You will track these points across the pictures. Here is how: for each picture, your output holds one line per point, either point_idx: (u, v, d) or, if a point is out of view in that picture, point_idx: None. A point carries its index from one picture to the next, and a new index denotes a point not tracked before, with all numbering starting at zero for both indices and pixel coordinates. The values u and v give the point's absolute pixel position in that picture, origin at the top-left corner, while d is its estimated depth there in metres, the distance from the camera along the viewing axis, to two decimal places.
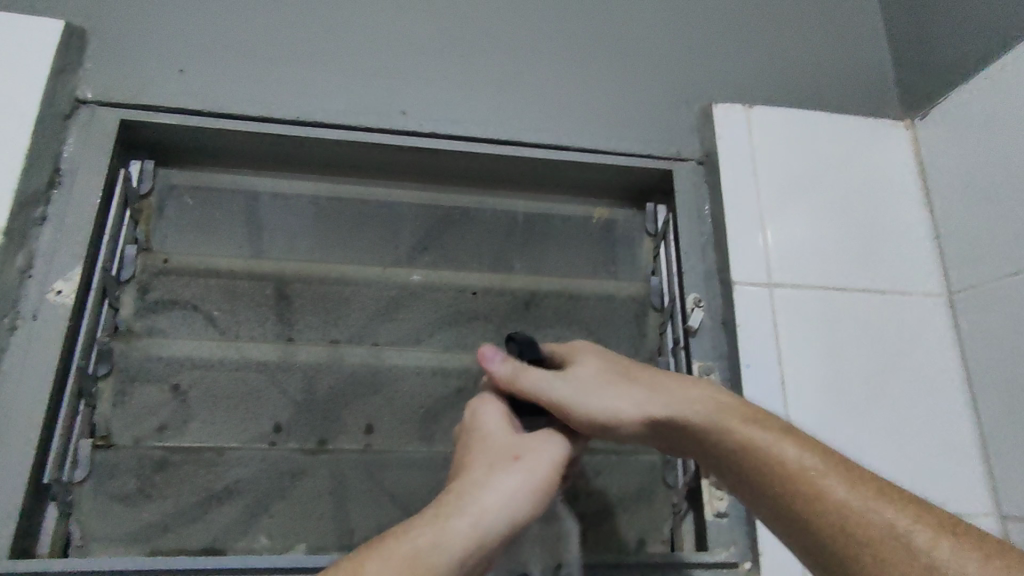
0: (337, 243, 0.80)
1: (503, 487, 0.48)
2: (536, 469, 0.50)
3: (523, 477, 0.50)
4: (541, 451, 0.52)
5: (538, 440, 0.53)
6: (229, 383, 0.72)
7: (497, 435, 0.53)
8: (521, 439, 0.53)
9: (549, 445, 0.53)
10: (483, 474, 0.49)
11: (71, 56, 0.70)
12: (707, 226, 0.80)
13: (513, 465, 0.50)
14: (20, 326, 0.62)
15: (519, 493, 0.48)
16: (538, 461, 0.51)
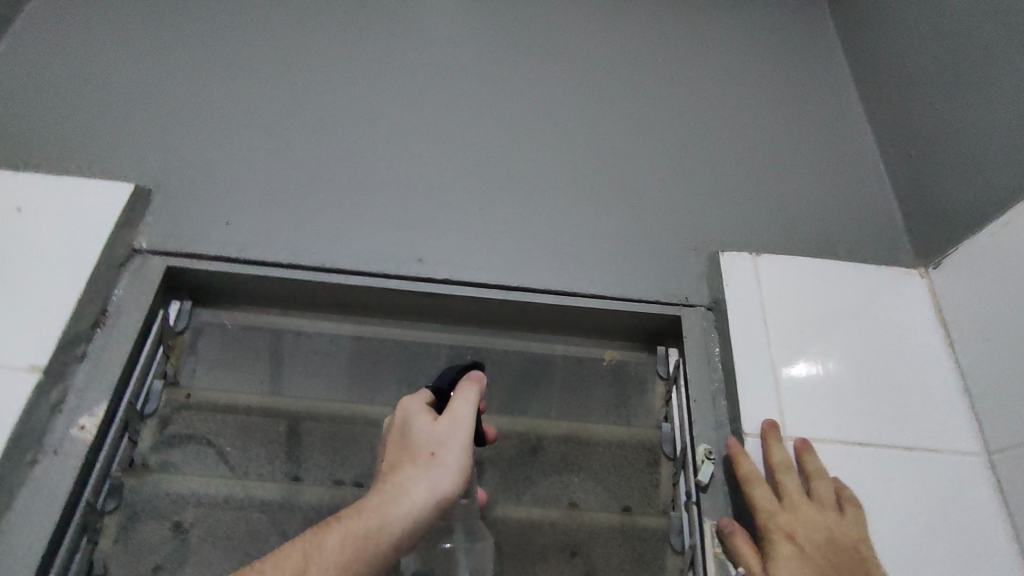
0: (353, 384, 0.83)
1: (429, 480, 0.58)
2: (451, 457, 0.60)
3: (443, 468, 0.59)
4: (451, 439, 0.61)
5: (446, 427, 0.61)
6: (231, 522, 0.72)
7: (418, 425, 0.62)
8: (436, 429, 0.61)
9: (457, 431, 0.61)
10: (405, 465, 0.59)
11: (134, 213, 0.79)
12: (717, 373, 0.79)
13: (433, 459, 0.59)
14: (41, 460, 0.65)
15: (445, 480, 0.59)
16: (450, 450, 0.60)
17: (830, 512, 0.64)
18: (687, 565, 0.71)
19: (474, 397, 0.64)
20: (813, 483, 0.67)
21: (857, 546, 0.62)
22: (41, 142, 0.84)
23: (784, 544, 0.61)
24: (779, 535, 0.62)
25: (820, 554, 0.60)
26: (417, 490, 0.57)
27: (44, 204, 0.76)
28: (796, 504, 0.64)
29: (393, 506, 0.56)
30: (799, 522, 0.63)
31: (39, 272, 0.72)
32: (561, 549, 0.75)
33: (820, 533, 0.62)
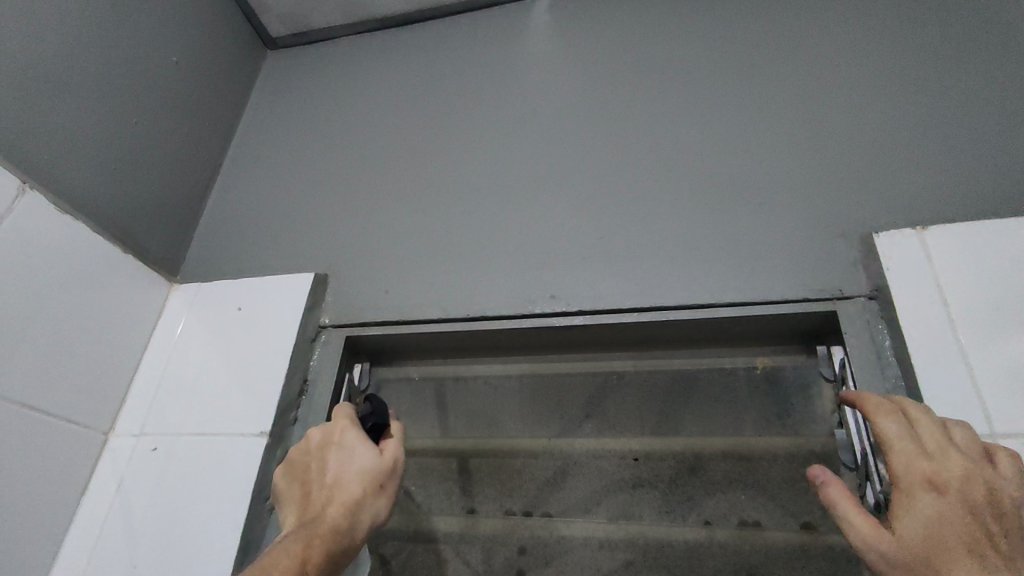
0: (524, 420, 0.99)
1: (374, 508, 0.63)
2: (390, 490, 0.66)
3: (384, 498, 0.65)
4: (394, 474, 0.66)
5: (390, 463, 0.67)
6: (427, 553, 0.99)
7: (365, 455, 0.66)
8: (382, 462, 0.66)
9: (395, 467, 0.67)
10: (360, 491, 0.63)
11: (317, 296, 0.96)
12: (892, 369, 0.70)
13: (378, 489, 0.64)
14: (277, 507, 0.81)
15: (384, 510, 0.64)
16: (392, 483, 0.66)
17: (978, 466, 0.52)
18: None
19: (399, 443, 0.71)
20: (957, 427, 0.55)
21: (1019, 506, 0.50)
22: (249, 252, 1.06)
23: (919, 497, 0.51)
24: (915, 487, 0.52)
25: (963, 514, 0.49)
26: (368, 516, 0.62)
27: (256, 301, 0.96)
28: (943, 451, 0.53)
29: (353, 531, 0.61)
30: (942, 471, 0.52)
31: (258, 355, 0.90)
32: (717, 556, 0.88)
33: (970, 488, 0.50)
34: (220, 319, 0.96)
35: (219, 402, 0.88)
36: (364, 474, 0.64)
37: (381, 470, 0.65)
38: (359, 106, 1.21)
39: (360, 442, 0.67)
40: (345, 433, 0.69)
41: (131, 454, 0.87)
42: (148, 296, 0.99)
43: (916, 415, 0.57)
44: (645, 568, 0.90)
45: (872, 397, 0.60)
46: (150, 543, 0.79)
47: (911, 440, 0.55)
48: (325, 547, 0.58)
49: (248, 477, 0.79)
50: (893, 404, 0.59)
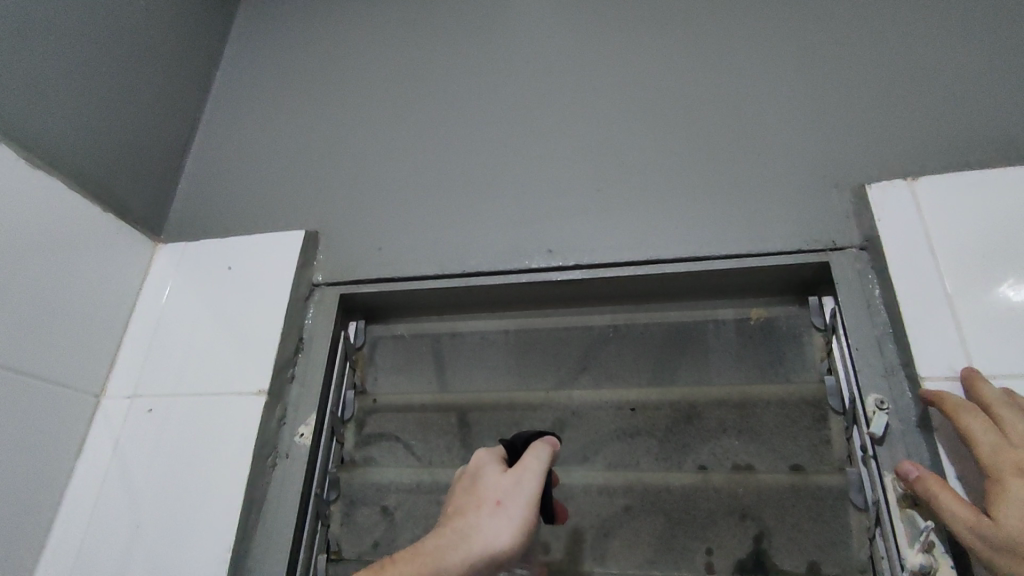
0: (519, 370, 0.89)
1: (488, 531, 0.58)
2: (514, 510, 0.59)
3: (504, 521, 0.59)
4: (516, 493, 0.60)
5: (514, 480, 0.61)
6: (425, 503, 0.84)
7: (489, 477, 0.63)
8: (503, 482, 0.62)
9: (523, 486, 0.61)
10: (467, 513, 0.60)
11: (308, 254, 0.94)
12: (881, 316, 0.72)
13: (494, 510, 0.60)
14: (279, 463, 0.81)
15: (503, 534, 0.58)
16: (514, 502, 0.60)
17: None
18: (874, 523, 0.68)
19: (549, 457, 0.64)
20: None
21: None
22: (235, 210, 1.03)
23: (1011, 482, 0.53)
24: (1005, 473, 0.54)
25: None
26: (478, 542, 0.57)
27: (246, 260, 0.94)
28: None
29: (451, 553, 0.57)
30: None
31: (252, 315, 0.89)
32: (728, 513, 0.75)
33: None
34: (210, 279, 0.94)
35: (214, 362, 0.87)
36: (477, 497, 0.61)
37: (494, 492, 0.61)
38: (344, 57, 1.16)
39: (487, 467, 0.65)
40: (482, 461, 0.67)
41: (125, 415, 0.87)
42: (132, 255, 0.96)
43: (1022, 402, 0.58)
44: (644, 513, 0.78)
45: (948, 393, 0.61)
46: (152, 503, 0.79)
47: (999, 431, 0.56)
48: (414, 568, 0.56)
49: (248, 435, 0.80)
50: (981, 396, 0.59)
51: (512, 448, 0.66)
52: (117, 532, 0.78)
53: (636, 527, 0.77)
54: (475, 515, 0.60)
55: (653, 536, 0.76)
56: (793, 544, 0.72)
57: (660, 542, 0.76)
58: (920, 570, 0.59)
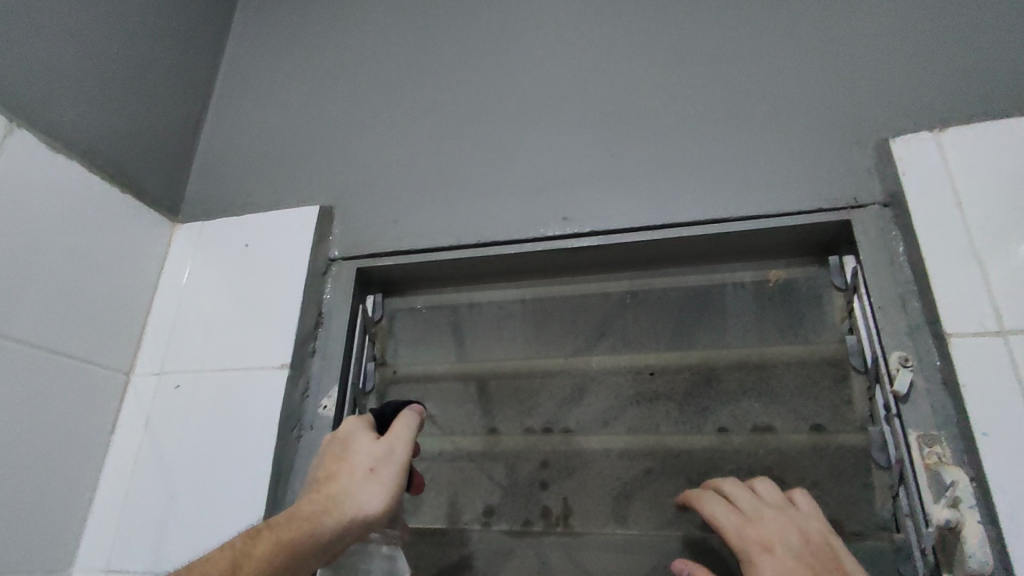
0: (537, 339, 0.90)
1: (362, 495, 0.62)
2: (387, 476, 0.64)
3: (378, 484, 0.63)
4: (389, 459, 0.65)
5: (386, 448, 0.66)
6: (449, 470, 0.86)
7: (359, 444, 0.66)
8: (375, 448, 0.65)
9: (396, 452, 0.66)
10: (342, 478, 0.63)
11: (324, 229, 0.94)
12: (905, 273, 0.70)
13: (368, 476, 0.63)
14: (304, 434, 0.82)
15: (376, 497, 0.62)
16: (387, 468, 0.64)
17: (784, 521, 0.61)
18: (897, 482, 0.66)
19: (416, 426, 0.70)
20: (798, 495, 0.64)
21: (829, 544, 0.58)
22: (249, 188, 1.04)
23: (757, 558, 0.58)
24: (749, 549, 0.59)
25: (796, 565, 0.57)
26: (354, 505, 0.61)
27: (263, 237, 0.95)
28: (758, 513, 0.62)
29: (329, 517, 0.59)
30: (762, 531, 0.60)
31: (271, 291, 0.90)
32: (748, 473, 0.76)
33: (782, 538, 0.59)
34: (228, 257, 0.95)
35: (237, 338, 0.88)
36: (352, 462, 0.64)
37: (371, 457, 0.65)
38: (351, 29, 1.15)
39: (358, 434, 0.67)
40: (349, 427, 0.69)
41: (154, 392, 0.89)
42: (152, 236, 0.98)
43: (728, 490, 0.67)
44: (664, 475, 0.78)
45: (727, 479, 0.68)
46: (184, 475, 0.81)
47: (739, 512, 0.63)
48: (290, 532, 0.57)
49: (273, 408, 0.81)
50: (731, 488, 0.67)
51: (380, 418, 0.70)
52: (152, 504, 0.81)
53: (656, 489, 0.78)
54: (353, 479, 0.63)
55: (673, 497, 0.77)
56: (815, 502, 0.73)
57: (681, 503, 0.77)
58: (947, 525, 0.57)
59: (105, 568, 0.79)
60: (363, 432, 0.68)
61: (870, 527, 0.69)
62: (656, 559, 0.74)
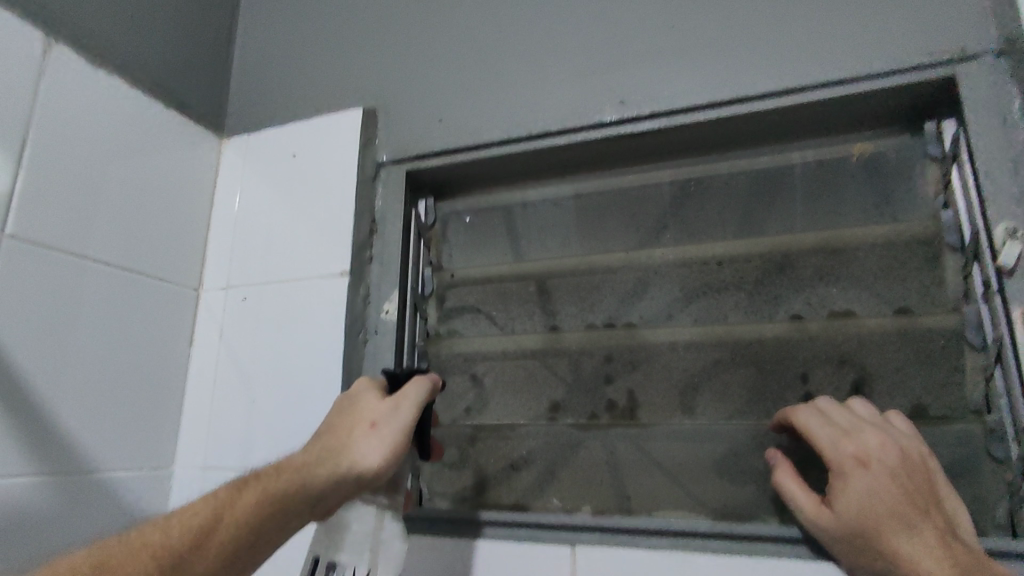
0: (596, 235, 0.86)
1: (358, 451, 0.58)
2: (388, 434, 0.59)
3: (377, 442, 0.59)
4: (391, 418, 0.60)
5: (391, 407, 0.61)
6: (512, 369, 0.86)
7: (366, 402, 0.63)
8: (379, 407, 0.62)
9: (400, 413, 0.61)
10: (341, 433, 0.60)
11: (369, 133, 0.91)
12: (1020, 133, 0.62)
13: (368, 432, 0.60)
14: (368, 340, 0.83)
15: (372, 454, 0.58)
16: (389, 426, 0.60)
17: (886, 436, 0.57)
18: (994, 360, 0.63)
19: (428, 391, 0.64)
20: (893, 415, 0.62)
21: (926, 466, 0.57)
22: (291, 96, 1.00)
23: (852, 474, 0.55)
24: (846, 464, 0.56)
25: (895, 484, 0.54)
26: (347, 461, 0.57)
27: (309, 145, 0.93)
28: (857, 427, 0.59)
29: (319, 470, 0.56)
30: (864, 447, 0.56)
31: (323, 200, 0.89)
32: (828, 361, 0.72)
33: (887, 456, 0.56)
34: (278, 168, 0.94)
35: (295, 249, 0.89)
36: (354, 420, 0.61)
37: (373, 415, 0.61)
38: None
39: (366, 393, 0.64)
40: (362, 387, 0.66)
41: (224, 304, 0.92)
42: (202, 151, 0.97)
43: (823, 407, 0.63)
44: (735, 365, 0.76)
45: (822, 398, 0.64)
46: (262, 380, 0.85)
47: (833, 427, 0.60)
48: (277, 481, 0.55)
49: (338, 314, 0.83)
50: (829, 407, 0.62)
51: (392, 378, 0.66)
52: (237, 407, 0.86)
53: (727, 379, 0.76)
54: (351, 436, 0.60)
55: (745, 387, 0.75)
56: (900, 387, 0.69)
57: (753, 393, 0.74)
58: None
59: (201, 465, 0.86)
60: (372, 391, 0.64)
61: (965, 411, 0.65)
62: (726, 447, 0.74)
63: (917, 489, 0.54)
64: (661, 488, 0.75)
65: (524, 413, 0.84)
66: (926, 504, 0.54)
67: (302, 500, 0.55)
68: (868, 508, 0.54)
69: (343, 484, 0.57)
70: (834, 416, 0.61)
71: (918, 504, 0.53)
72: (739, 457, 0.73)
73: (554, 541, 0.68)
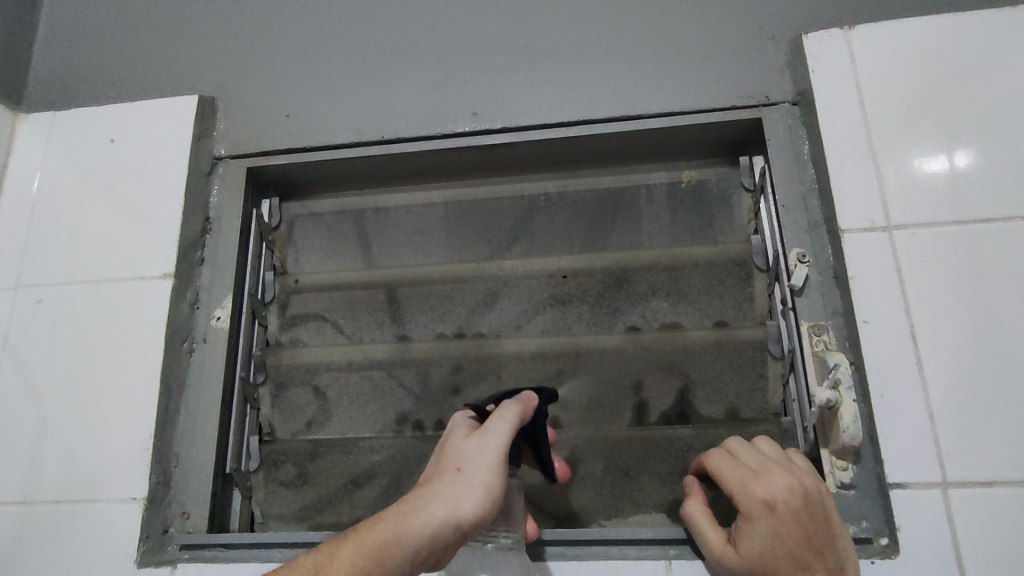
0: (448, 245, 0.86)
1: (452, 497, 0.53)
2: (480, 474, 0.55)
3: (468, 486, 0.54)
4: (479, 456, 0.56)
5: (476, 444, 0.56)
6: (358, 380, 0.82)
7: (455, 439, 0.58)
8: (466, 443, 0.57)
9: (488, 448, 0.56)
10: (433, 477, 0.56)
11: (205, 123, 0.83)
12: (809, 172, 0.72)
13: (459, 475, 0.55)
14: (195, 348, 0.76)
15: (468, 499, 0.53)
16: (477, 466, 0.55)
17: (794, 478, 0.55)
18: (788, 369, 0.72)
19: (519, 418, 0.58)
20: (795, 453, 0.60)
21: (828, 507, 0.55)
22: (111, 73, 0.89)
23: (759, 519, 0.54)
24: (753, 509, 0.54)
25: (798, 526, 0.53)
26: (447, 510, 0.52)
27: (131, 131, 0.83)
28: (766, 468, 0.57)
29: (414, 521, 0.52)
30: (771, 489, 0.55)
31: (147, 194, 0.79)
32: (658, 369, 0.78)
33: (792, 500, 0.54)
34: (90, 154, 0.83)
35: (108, 247, 0.78)
36: (446, 461, 0.56)
37: (463, 453, 0.56)
38: None
39: (455, 431, 0.59)
40: (455, 423, 0.61)
41: (11, 308, 0.78)
42: None
43: (733, 448, 0.61)
44: (577, 374, 0.79)
45: (734, 439, 0.61)
46: (57, 397, 0.73)
47: (746, 467, 0.58)
48: (369, 539, 0.51)
49: (158, 322, 0.74)
50: (744, 447, 0.60)
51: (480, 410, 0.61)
52: (21, 429, 0.73)
53: (569, 388, 0.79)
54: (446, 480, 0.55)
55: (585, 395, 0.78)
56: (716, 392, 0.76)
57: (592, 401, 0.78)
58: (827, 405, 0.60)
59: None
60: (462, 428, 0.60)
61: (764, 412, 0.74)
62: (566, 454, 0.76)
63: (818, 533, 0.53)
64: None
65: (370, 426, 0.81)
66: (825, 549, 0.53)
67: (405, 558, 0.50)
68: (772, 556, 0.53)
69: (444, 535, 0.52)
70: (747, 456, 0.59)
71: (818, 549, 0.53)
72: (578, 464, 0.75)
73: None
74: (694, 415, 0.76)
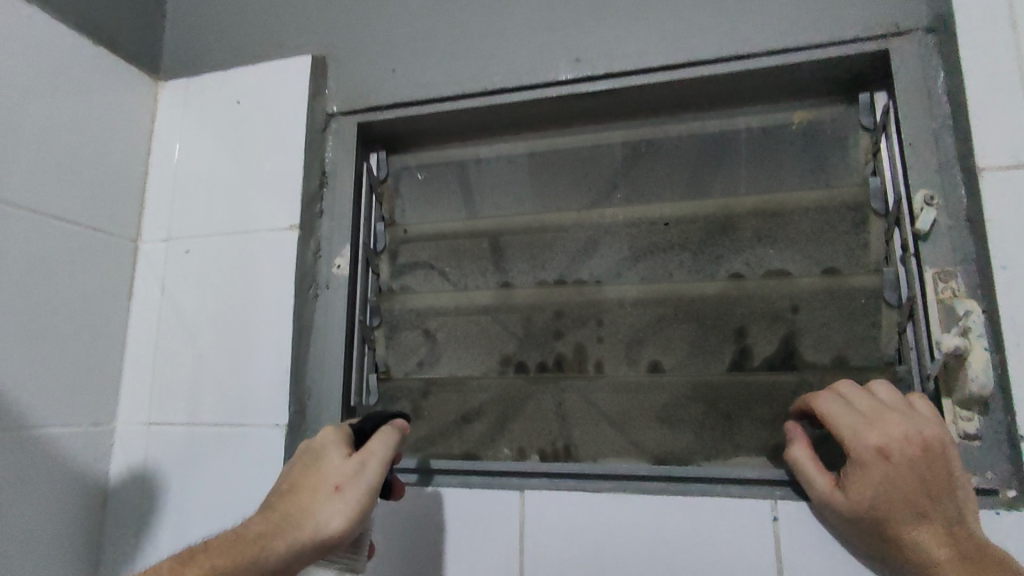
0: (546, 194, 0.87)
1: (322, 516, 0.57)
2: (352, 496, 0.58)
3: (339, 506, 0.57)
4: (355, 478, 0.58)
5: (357, 466, 0.59)
6: (464, 324, 0.88)
7: (333, 458, 0.60)
8: (344, 465, 0.59)
9: (366, 472, 0.59)
10: (305, 493, 0.58)
11: (318, 82, 0.88)
12: (943, 106, 0.66)
13: (334, 495, 0.58)
14: (320, 293, 0.83)
15: (338, 519, 0.57)
16: (353, 489, 0.58)
17: (910, 426, 0.54)
18: (906, 317, 0.69)
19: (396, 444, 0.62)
20: (917, 399, 0.58)
21: (950, 452, 0.54)
22: (233, 39, 0.95)
23: (871, 466, 0.54)
24: (863, 455, 0.54)
25: (913, 474, 0.53)
26: (311, 530, 0.56)
27: (254, 93, 0.89)
28: (879, 415, 0.56)
29: (274, 541, 0.54)
30: (884, 437, 0.54)
31: (270, 151, 0.86)
32: (762, 316, 0.77)
33: (907, 447, 0.53)
34: (220, 117, 0.90)
35: (239, 201, 0.86)
36: (317, 481, 0.59)
37: (337, 478, 0.59)
38: None
39: (332, 450, 0.61)
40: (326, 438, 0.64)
41: (165, 258, 0.88)
42: (138, 96, 0.92)
43: (845, 394, 0.60)
44: (680, 318, 0.80)
45: (844, 386, 0.61)
46: (207, 336, 0.83)
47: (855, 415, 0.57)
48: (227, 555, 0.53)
49: (287, 269, 0.82)
50: (854, 395, 0.59)
51: (358, 431, 0.63)
52: (180, 363, 0.84)
53: (670, 333, 0.80)
54: (314, 500, 0.58)
55: (686, 341, 0.79)
56: (824, 339, 0.75)
57: (694, 346, 0.79)
58: (954, 352, 0.58)
59: (145, 421, 0.84)
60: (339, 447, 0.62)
61: (876, 361, 0.72)
62: (668, 397, 0.78)
63: (939, 480, 0.53)
64: (607, 437, 0.79)
65: (474, 367, 0.86)
66: (945, 497, 0.52)
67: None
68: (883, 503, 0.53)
69: (304, 553, 0.55)
70: (857, 404, 0.58)
71: (938, 496, 0.52)
72: (679, 407, 0.77)
73: (504, 487, 0.71)
74: (801, 361, 0.75)
